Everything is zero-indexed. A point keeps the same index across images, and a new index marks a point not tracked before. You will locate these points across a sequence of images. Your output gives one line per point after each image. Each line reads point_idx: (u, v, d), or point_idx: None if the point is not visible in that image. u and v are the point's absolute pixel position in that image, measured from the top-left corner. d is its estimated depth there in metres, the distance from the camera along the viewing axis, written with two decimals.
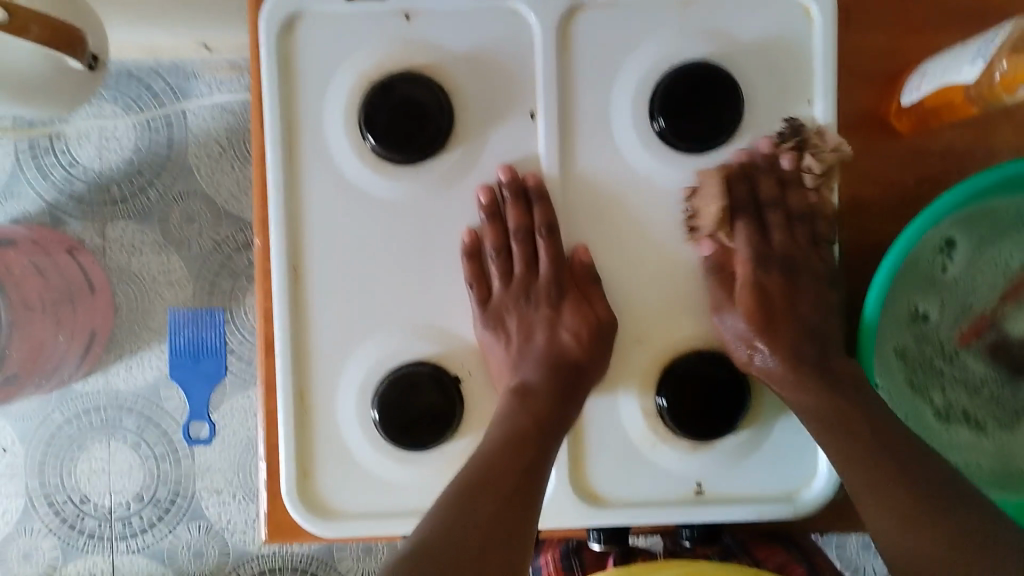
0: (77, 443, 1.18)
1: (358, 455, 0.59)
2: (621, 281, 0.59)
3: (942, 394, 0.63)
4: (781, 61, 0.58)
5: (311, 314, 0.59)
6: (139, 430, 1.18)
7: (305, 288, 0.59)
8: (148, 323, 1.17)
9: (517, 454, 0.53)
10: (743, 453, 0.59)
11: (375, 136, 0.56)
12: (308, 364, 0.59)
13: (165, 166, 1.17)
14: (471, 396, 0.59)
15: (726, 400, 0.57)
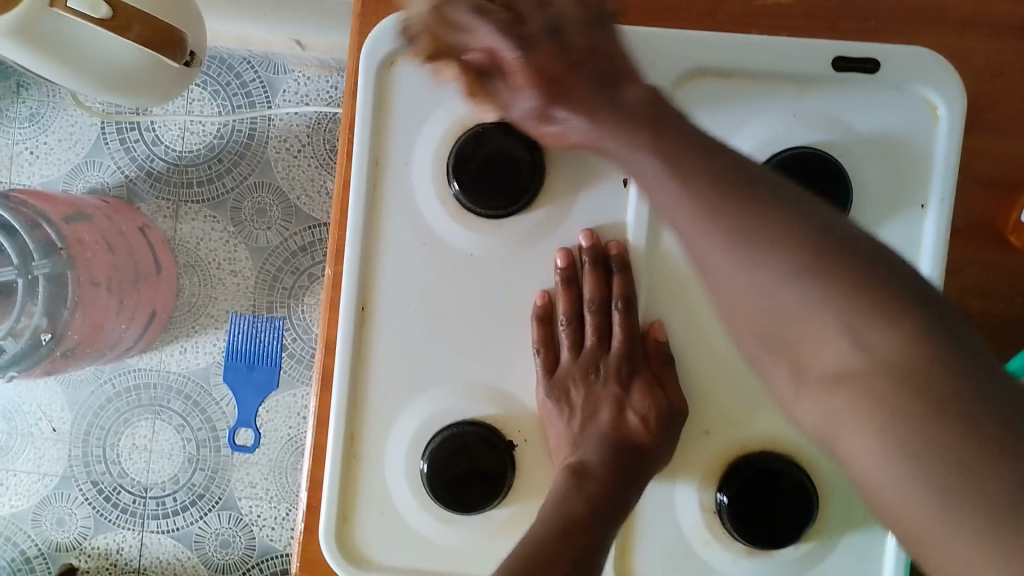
0: (124, 417, 1.19)
1: (400, 507, 0.57)
2: (696, 364, 0.56)
3: None
4: (896, 157, 0.54)
5: (371, 355, 0.57)
6: (184, 413, 1.18)
7: (370, 327, 0.57)
8: (207, 309, 1.18)
9: (566, 542, 0.49)
10: (800, 566, 0.55)
11: (460, 183, 0.54)
12: (362, 406, 0.57)
13: (244, 155, 1.17)
14: (524, 461, 0.57)
15: (784, 515, 0.53)
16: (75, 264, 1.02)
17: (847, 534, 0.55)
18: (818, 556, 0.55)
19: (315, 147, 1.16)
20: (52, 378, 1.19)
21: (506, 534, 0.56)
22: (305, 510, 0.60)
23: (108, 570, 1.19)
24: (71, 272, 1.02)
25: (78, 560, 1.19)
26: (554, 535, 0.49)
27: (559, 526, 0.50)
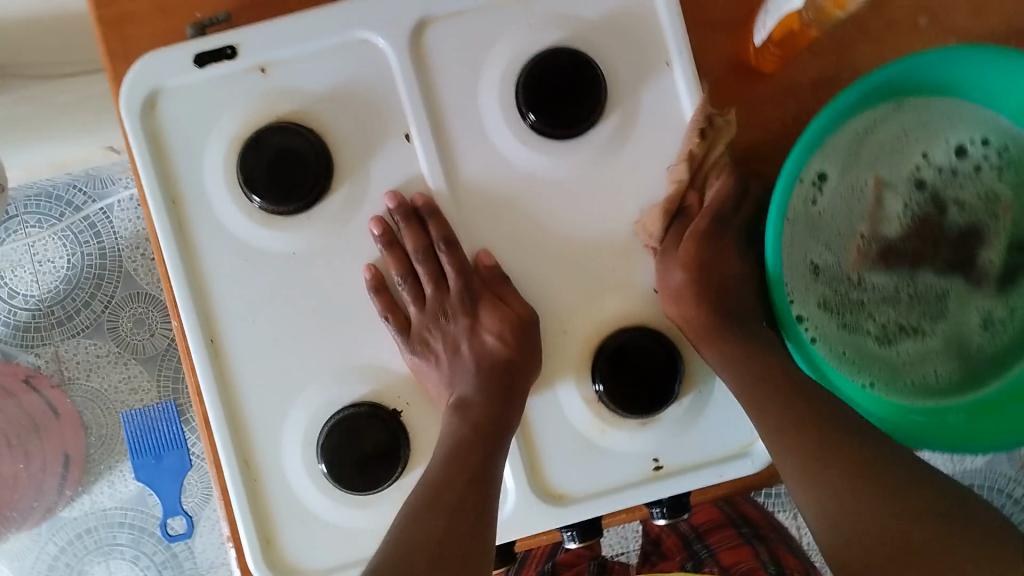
0: (76, 568, 1.17)
1: (313, 511, 0.58)
2: (530, 275, 0.59)
3: (871, 322, 0.63)
4: (631, 32, 0.58)
5: (238, 381, 0.58)
6: (134, 543, 1.17)
7: (224, 355, 0.58)
8: (119, 434, 1.16)
9: (463, 461, 0.53)
10: (686, 420, 0.59)
11: (259, 194, 0.56)
12: (246, 432, 0.58)
13: (103, 276, 1.16)
14: (413, 424, 0.59)
15: (654, 379, 0.58)
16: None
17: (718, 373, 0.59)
18: (698, 403, 0.59)
19: None
20: None
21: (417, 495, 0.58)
22: (234, 553, 0.61)
23: None
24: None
25: None
26: (440, 486, 0.51)
27: (449, 472, 0.52)
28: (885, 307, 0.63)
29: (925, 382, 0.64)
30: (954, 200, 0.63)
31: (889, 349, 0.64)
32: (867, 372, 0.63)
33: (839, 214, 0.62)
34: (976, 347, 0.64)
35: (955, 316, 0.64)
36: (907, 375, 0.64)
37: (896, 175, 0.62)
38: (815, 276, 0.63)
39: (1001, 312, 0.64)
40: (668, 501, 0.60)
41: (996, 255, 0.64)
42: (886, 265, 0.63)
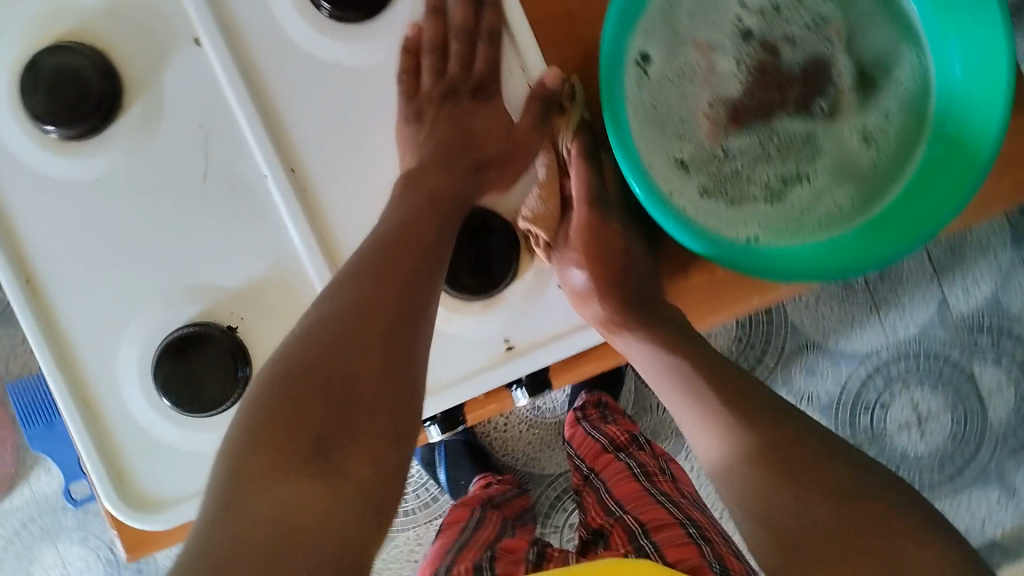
0: (27, 556, 1.15)
1: (161, 440, 0.57)
2: (355, 173, 0.56)
3: (752, 184, 0.58)
4: None
5: (62, 319, 0.56)
6: (79, 524, 1.15)
7: (44, 294, 0.56)
8: None
9: (413, 225, 0.52)
10: (531, 295, 0.58)
11: (51, 123, 0.53)
12: (79, 370, 0.56)
13: None
14: (250, 336, 0.56)
15: (492, 255, 0.56)
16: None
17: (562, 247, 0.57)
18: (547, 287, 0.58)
19: None
20: None
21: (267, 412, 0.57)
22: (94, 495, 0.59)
23: None
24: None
25: None
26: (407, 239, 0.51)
27: (404, 227, 0.52)
28: (759, 164, 0.58)
29: (834, 220, 0.57)
30: (786, 38, 0.58)
31: (782, 203, 0.58)
32: (760, 231, 0.57)
33: (676, 88, 0.58)
34: (869, 166, 0.58)
35: (837, 150, 0.58)
36: (811, 221, 0.57)
37: (720, 34, 0.58)
38: (684, 172, 0.58)
39: (878, 121, 0.58)
40: (527, 378, 0.59)
41: (854, 71, 0.58)
42: (740, 124, 0.58)
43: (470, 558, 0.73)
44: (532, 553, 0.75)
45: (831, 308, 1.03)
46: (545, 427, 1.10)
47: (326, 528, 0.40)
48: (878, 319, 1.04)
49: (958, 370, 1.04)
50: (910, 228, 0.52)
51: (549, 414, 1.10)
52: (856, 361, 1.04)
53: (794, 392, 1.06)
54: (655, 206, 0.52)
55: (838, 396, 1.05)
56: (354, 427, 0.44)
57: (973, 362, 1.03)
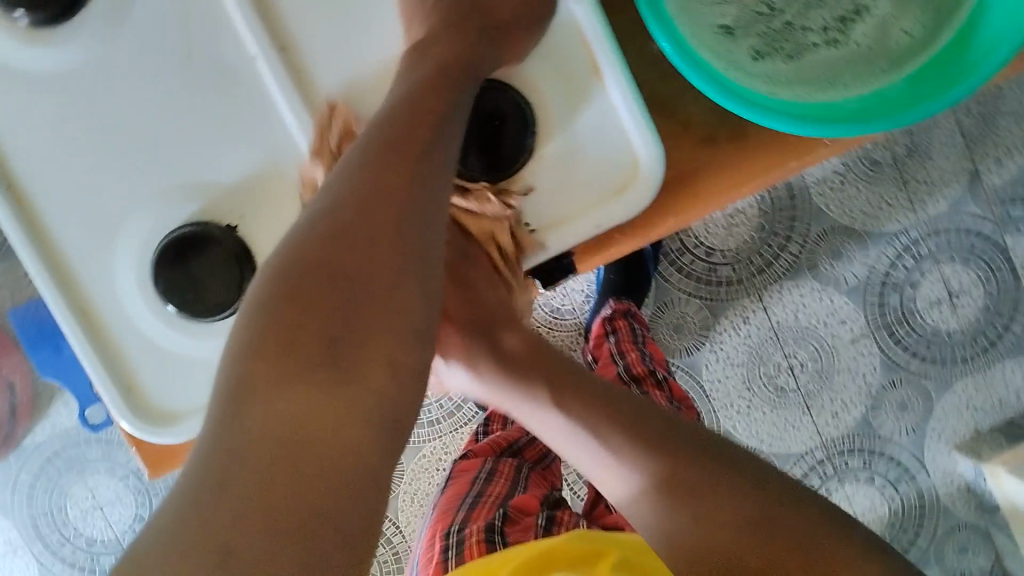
0: (55, 492, 1.14)
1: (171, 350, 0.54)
2: (365, 42, 0.53)
3: (809, 34, 0.54)
4: None
5: (50, 226, 0.52)
6: (106, 455, 1.13)
7: (26, 199, 0.52)
8: None
9: (429, 97, 0.47)
10: (551, 171, 0.55)
11: (20, 8, 0.49)
12: (75, 283, 0.53)
13: None
14: (252, 233, 0.53)
15: (510, 132, 0.54)
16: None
17: (580, 120, 0.54)
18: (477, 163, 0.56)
19: None
20: None
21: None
22: None
23: None
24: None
25: None
26: (407, 127, 0.45)
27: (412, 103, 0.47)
28: (813, 10, 0.54)
29: (907, 49, 0.53)
30: None
31: (845, 44, 0.54)
32: (819, 85, 0.54)
33: None
34: None
35: None
36: (877, 58, 0.54)
37: None
38: (732, 37, 0.54)
39: None
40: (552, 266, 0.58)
41: None
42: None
43: (485, 519, 0.68)
44: (541, 517, 0.71)
45: (856, 185, 0.98)
46: None
47: (328, 460, 0.37)
48: (906, 196, 0.98)
49: (991, 245, 0.98)
50: (965, 72, 0.49)
51: None
52: (886, 241, 0.98)
53: (820, 278, 0.99)
54: (687, 61, 0.49)
55: (867, 279, 0.99)
56: (358, 337, 0.39)
57: (1006, 235, 0.98)
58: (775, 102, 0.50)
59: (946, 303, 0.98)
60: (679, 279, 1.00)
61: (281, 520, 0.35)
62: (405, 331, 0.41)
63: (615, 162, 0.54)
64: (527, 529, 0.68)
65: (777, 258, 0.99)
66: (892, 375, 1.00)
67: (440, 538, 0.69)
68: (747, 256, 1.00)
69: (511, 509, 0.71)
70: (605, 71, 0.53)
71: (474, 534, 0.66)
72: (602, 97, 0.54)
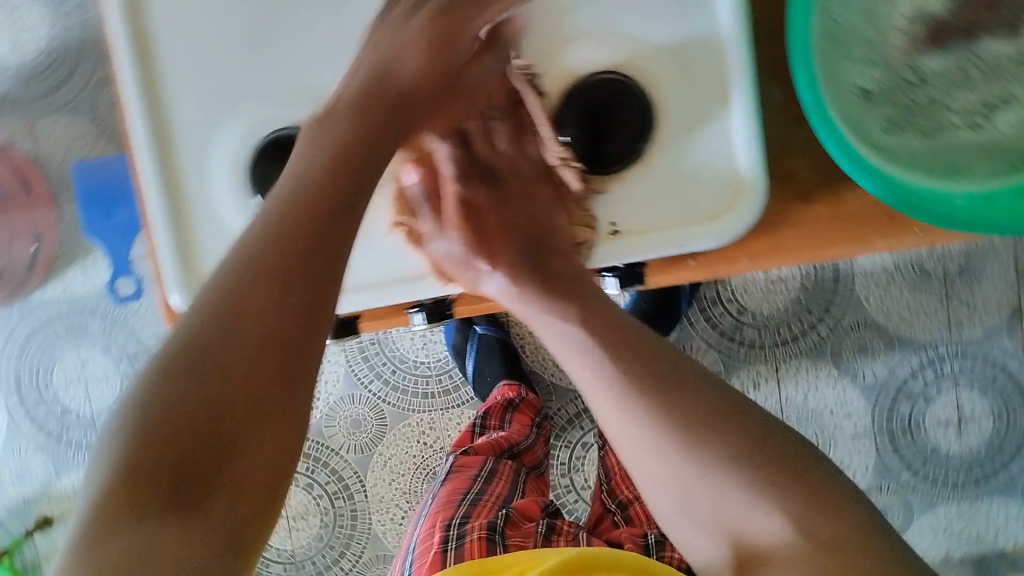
0: (46, 355, 1.22)
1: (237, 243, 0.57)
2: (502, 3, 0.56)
3: (948, 111, 0.54)
4: None
5: (166, 92, 0.56)
6: (103, 332, 1.20)
7: (153, 61, 0.56)
8: None
9: (367, 111, 0.50)
10: (651, 176, 0.56)
11: None
12: (173, 152, 0.57)
13: (78, 50, 1.15)
14: None
15: (622, 127, 0.55)
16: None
17: (692, 137, 0.55)
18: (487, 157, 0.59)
19: None
20: None
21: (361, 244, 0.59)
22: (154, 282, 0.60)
23: None
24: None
25: (52, 506, 1.27)
26: (345, 159, 0.48)
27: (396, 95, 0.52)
28: (960, 91, 0.54)
29: None
30: None
31: (982, 133, 0.54)
32: (945, 168, 0.54)
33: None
34: None
35: None
36: (1011, 154, 0.54)
37: None
38: (869, 100, 0.55)
39: None
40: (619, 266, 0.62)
41: None
42: (938, 44, 0.54)
43: (486, 518, 0.70)
44: (542, 524, 0.72)
45: (900, 289, 0.98)
46: None
47: (237, 461, 0.40)
48: (949, 312, 0.98)
49: (1016, 381, 0.98)
50: None
51: None
52: (914, 350, 0.99)
53: (839, 367, 1.00)
54: (825, 131, 0.52)
55: (886, 380, 1.00)
56: (252, 345, 0.41)
57: None
58: (891, 184, 0.52)
59: (954, 425, 0.99)
60: (703, 326, 1.02)
61: (172, 508, 0.38)
62: (288, 344, 0.42)
63: (718, 187, 0.55)
64: (528, 534, 0.70)
65: (803, 335, 1.00)
66: (881, 480, 1.00)
67: (442, 531, 0.71)
68: (775, 325, 1.00)
69: (510, 513, 0.73)
70: (733, 92, 0.54)
71: (477, 531, 0.68)
72: (721, 122, 0.55)
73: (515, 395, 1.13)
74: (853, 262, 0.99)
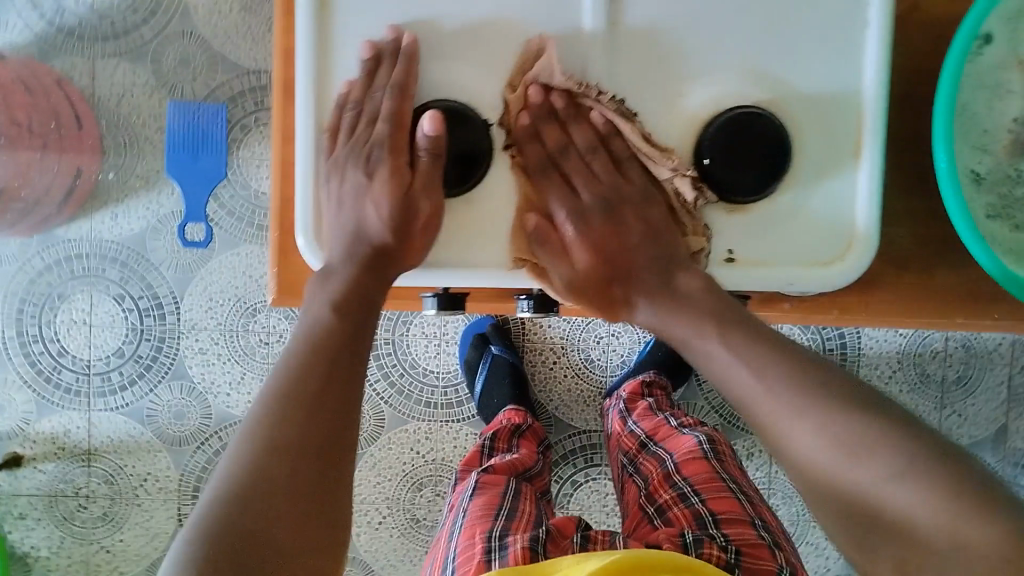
0: (58, 293, 1.27)
1: (363, 212, 0.65)
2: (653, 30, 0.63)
3: None
4: None
5: (335, 45, 0.64)
6: (121, 280, 1.27)
7: (329, 13, 0.64)
8: (135, 169, 1.24)
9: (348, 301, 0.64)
10: (777, 207, 0.64)
11: None
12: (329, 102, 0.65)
13: (159, 5, 1.22)
14: (503, 135, 0.64)
15: (759, 159, 0.61)
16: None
17: (819, 179, 0.63)
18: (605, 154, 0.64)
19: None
20: None
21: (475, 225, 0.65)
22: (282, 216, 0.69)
23: (58, 452, 1.30)
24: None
25: (23, 447, 1.30)
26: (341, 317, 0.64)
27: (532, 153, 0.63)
28: None
29: None
30: None
31: None
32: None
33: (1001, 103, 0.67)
34: None
35: None
36: None
37: None
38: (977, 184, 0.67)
39: None
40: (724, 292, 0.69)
41: None
42: None
43: (527, 533, 0.74)
44: (578, 542, 0.76)
45: (898, 385, 1.20)
46: (591, 380, 1.25)
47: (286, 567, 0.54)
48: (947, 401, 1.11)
49: None
50: None
51: (596, 369, 1.25)
52: None
53: None
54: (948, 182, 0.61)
55: None
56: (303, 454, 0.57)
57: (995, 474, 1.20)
58: None
59: None
60: (711, 393, 1.23)
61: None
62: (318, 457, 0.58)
63: (837, 229, 0.64)
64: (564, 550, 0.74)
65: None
66: None
67: (482, 540, 0.73)
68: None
69: (549, 528, 0.77)
70: (863, 147, 0.62)
71: (519, 542, 0.71)
72: (848, 174, 0.63)
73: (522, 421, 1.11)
74: (858, 355, 1.20)
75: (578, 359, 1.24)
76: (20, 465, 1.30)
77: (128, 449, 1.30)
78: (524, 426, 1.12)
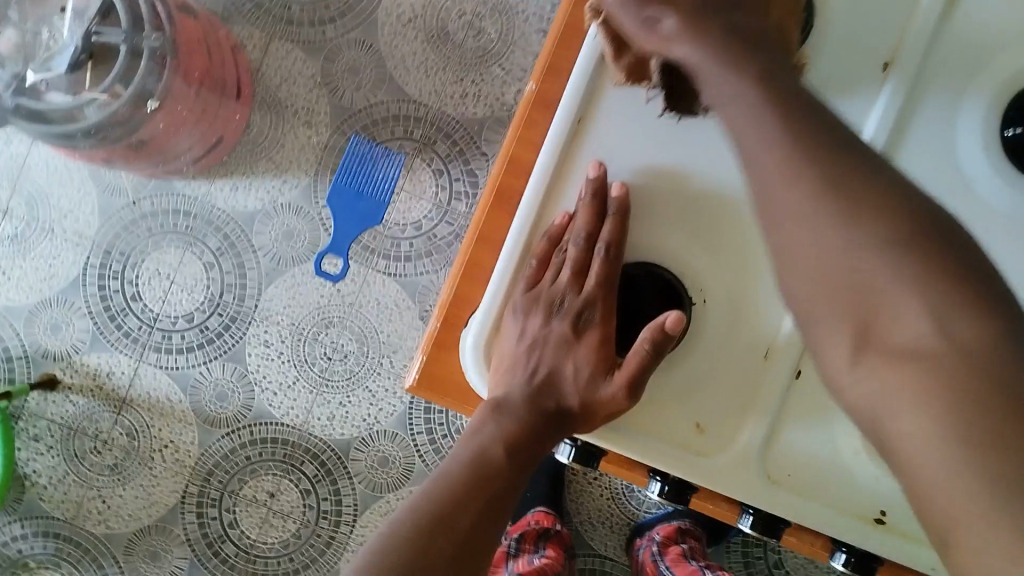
0: (153, 239, 1.28)
1: (563, 364, 0.68)
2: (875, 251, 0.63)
3: None
4: None
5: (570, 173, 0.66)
6: (217, 250, 1.26)
7: (579, 140, 0.66)
8: (270, 153, 1.25)
9: (477, 483, 0.64)
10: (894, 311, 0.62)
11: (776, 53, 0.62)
12: (542, 227, 0.67)
13: (352, 9, 1.24)
14: (702, 316, 0.65)
15: None
16: (177, 52, 1.06)
17: None
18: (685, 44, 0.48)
19: (422, 20, 1.23)
20: (96, 183, 1.28)
21: (646, 404, 0.65)
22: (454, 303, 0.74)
23: (93, 389, 1.29)
24: (172, 60, 1.06)
25: (63, 372, 1.29)
26: (472, 496, 0.63)
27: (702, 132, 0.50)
28: None
29: None
30: None
31: None
32: None
33: None
34: None
35: None
36: None
37: None
38: None
39: None
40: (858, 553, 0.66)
41: None
42: None
43: None
44: None
45: None
46: (625, 509, 1.21)
47: None
48: None
49: None
50: None
51: (633, 500, 1.21)
52: None
53: None
54: None
55: None
56: None
57: None
58: None
59: None
60: (736, 561, 1.18)
61: None
62: None
63: None
64: None
65: None
66: None
67: None
68: None
69: None
70: None
71: None
72: None
73: (552, 528, 1.09)
74: None
75: (621, 485, 1.20)
76: (55, 389, 1.29)
77: (159, 411, 1.28)
78: (551, 531, 1.10)
